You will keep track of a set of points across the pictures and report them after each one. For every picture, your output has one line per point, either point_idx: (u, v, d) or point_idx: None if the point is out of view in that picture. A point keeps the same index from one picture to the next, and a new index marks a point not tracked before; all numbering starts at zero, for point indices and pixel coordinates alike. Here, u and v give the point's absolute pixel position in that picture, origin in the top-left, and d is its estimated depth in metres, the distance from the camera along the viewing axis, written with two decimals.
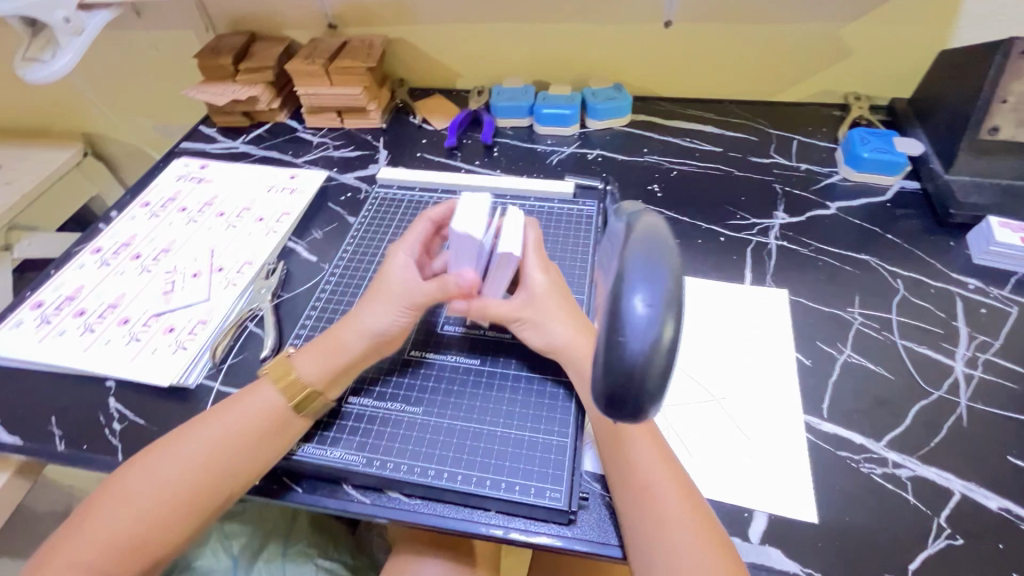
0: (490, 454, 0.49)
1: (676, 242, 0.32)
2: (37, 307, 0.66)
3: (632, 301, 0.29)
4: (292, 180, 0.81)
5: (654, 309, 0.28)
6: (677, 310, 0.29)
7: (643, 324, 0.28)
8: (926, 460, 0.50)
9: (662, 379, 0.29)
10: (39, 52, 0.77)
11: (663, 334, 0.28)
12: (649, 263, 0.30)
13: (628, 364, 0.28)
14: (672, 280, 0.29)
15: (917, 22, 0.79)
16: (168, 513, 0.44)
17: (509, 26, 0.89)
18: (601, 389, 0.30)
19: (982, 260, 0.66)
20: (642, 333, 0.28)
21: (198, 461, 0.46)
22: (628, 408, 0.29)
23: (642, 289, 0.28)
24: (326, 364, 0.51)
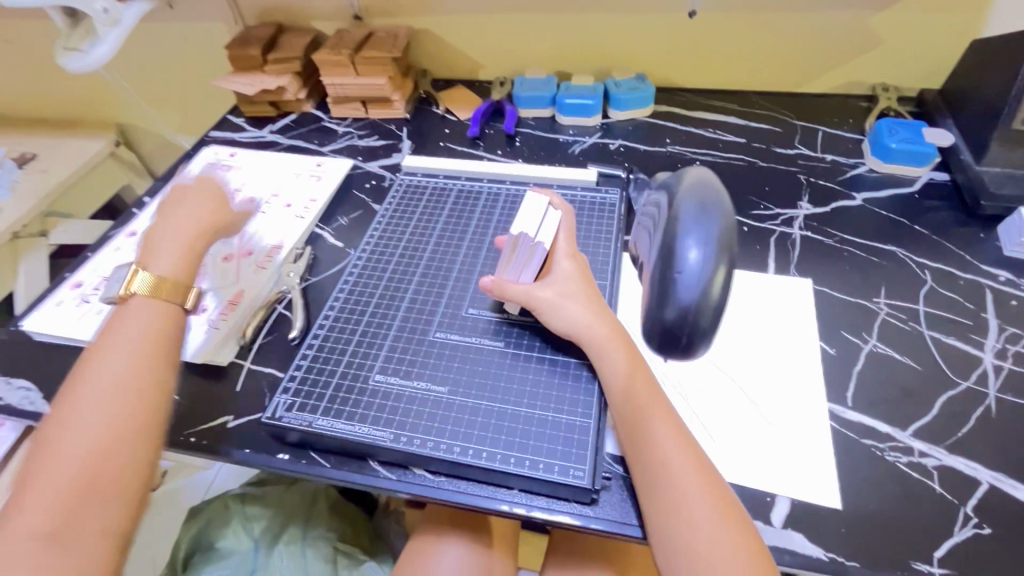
0: (514, 434, 0.50)
1: (730, 204, 0.44)
2: (77, 287, 0.68)
3: (689, 251, 0.41)
4: (318, 168, 0.83)
5: (704, 256, 0.40)
6: (723, 256, 0.41)
7: (697, 268, 0.40)
8: (953, 450, 0.49)
9: (714, 315, 0.41)
10: (78, 42, 0.79)
11: (715, 275, 0.40)
12: (701, 218, 0.42)
13: (686, 300, 0.40)
14: (722, 231, 0.41)
15: (949, 10, 0.78)
16: (109, 441, 0.42)
17: (532, 17, 0.89)
18: (663, 324, 0.41)
19: (1013, 252, 0.65)
20: (699, 272, 0.40)
21: (123, 388, 0.45)
22: (684, 340, 0.41)
23: (697, 239, 0.41)
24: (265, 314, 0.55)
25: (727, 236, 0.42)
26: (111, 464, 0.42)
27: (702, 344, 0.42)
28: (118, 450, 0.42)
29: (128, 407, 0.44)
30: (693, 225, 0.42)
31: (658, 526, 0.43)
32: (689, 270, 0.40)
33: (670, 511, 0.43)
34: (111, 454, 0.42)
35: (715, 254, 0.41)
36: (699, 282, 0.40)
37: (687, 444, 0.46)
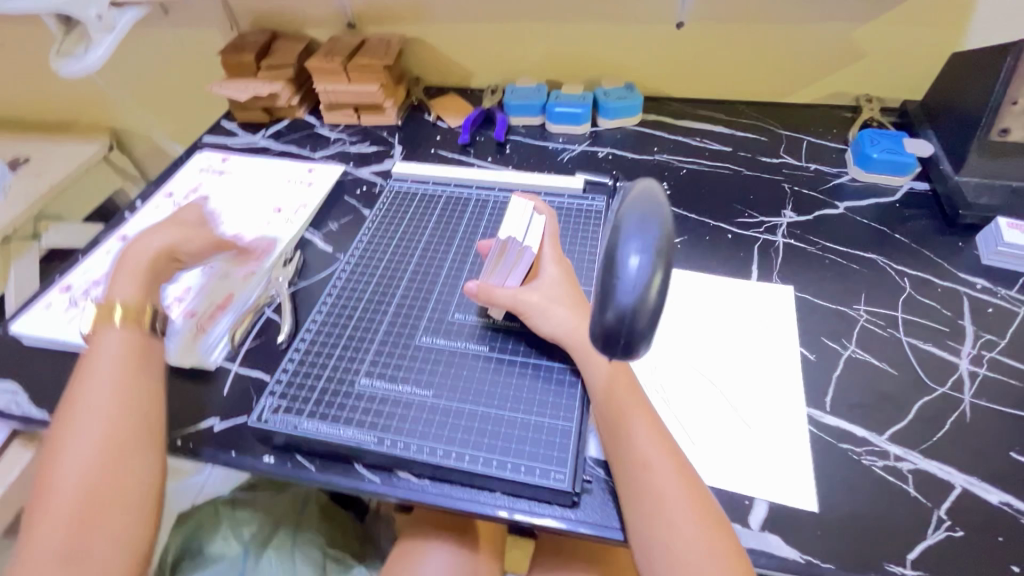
0: (498, 437, 0.51)
1: (665, 205, 0.41)
2: (66, 290, 0.68)
3: (627, 257, 0.37)
4: (309, 174, 0.84)
5: (644, 262, 0.37)
6: (663, 264, 0.37)
7: (635, 273, 0.37)
8: (928, 454, 0.50)
9: (651, 322, 0.37)
10: (72, 47, 0.80)
11: (653, 280, 0.36)
12: (642, 227, 0.39)
13: (623, 304, 0.36)
14: (661, 232, 0.38)
15: (929, 24, 0.80)
16: (105, 473, 0.45)
17: (523, 26, 0.90)
18: (599, 328, 0.38)
19: (991, 260, 0.66)
20: (636, 280, 0.36)
21: (106, 423, 0.47)
22: (621, 341, 0.37)
23: (635, 243, 0.38)
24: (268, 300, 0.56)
25: (670, 244, 0.39)
26: (108, 490, 0.45)
27: (643, 348, 0.38)
28: (113, 478, 0.45)
29: (118, 440, 0.47)
30: (634, 232, 0.39)
31: (636, 528, 0.44)
32: (625, 276, 0.37)
33: (649, 513, 0.44)
34: (105, 481, 0.45)
35: (654, 260, 0.37)
36: (635, 288, 0.36)
37: (667, 446, 0.47)
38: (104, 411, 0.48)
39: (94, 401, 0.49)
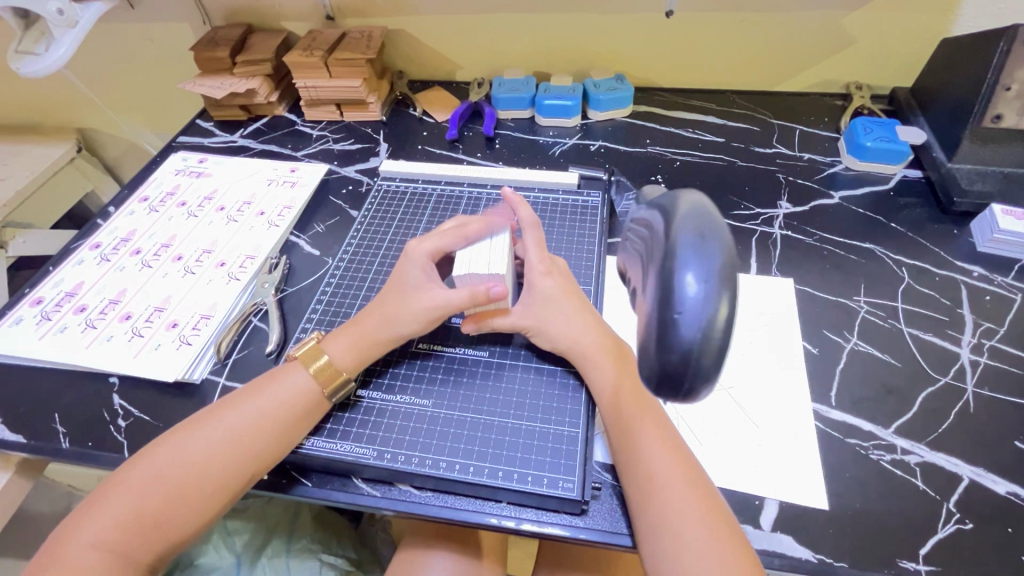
0: (501, 446, 0.49)
1: (722, 218, 0.34)
2: (37, 303, 0.65)
3: (685, 284, 0.31)
4: (293, 173, 0.81)
5: (707, 288, 0.30)
6: (728, 286, 0.31)
7: (698, 305, 0.30)
8: (935, 446, 0.50)
9: (718, 357, 0.31)
10: (33, 45, 0.76)
11: (718, 312, 0.31)
12: (700, 243, 0.32)
13: (685, 345, 0.31)
14: (723, 255, 0.31)
15: (919, 10, 0.79)
16: (181, 505, 0.44)
17: (510, 17, 0.88)
18: (658, 370, 0.32)
19: (986, 248, 0.66)
20: (698, 312, 0.30)
21: (210, 451, 0.45)
22: (684, 387, 0.32)
23: (693, 269, 0.31)
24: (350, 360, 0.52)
25: (732, 260, 0.32)
26: (172, 523, 0.44)
27: (706, 389, 0.32)
28: (185, 512, 0.44)
29: (213, 481, 0.45)
30: (692, 259, 0.31)
31: (648, 536, 0.43)
32: (687, 313, 0.31)
33: (658, 522, 0.42)
34: (177, 512, 0.44)
35: (718, 291, 0.31)
36: (701, 321, 0.30)
37: (675, 452, 0.46)
38: (217, 439, 0.46)
39: (221, 425, 0.47)
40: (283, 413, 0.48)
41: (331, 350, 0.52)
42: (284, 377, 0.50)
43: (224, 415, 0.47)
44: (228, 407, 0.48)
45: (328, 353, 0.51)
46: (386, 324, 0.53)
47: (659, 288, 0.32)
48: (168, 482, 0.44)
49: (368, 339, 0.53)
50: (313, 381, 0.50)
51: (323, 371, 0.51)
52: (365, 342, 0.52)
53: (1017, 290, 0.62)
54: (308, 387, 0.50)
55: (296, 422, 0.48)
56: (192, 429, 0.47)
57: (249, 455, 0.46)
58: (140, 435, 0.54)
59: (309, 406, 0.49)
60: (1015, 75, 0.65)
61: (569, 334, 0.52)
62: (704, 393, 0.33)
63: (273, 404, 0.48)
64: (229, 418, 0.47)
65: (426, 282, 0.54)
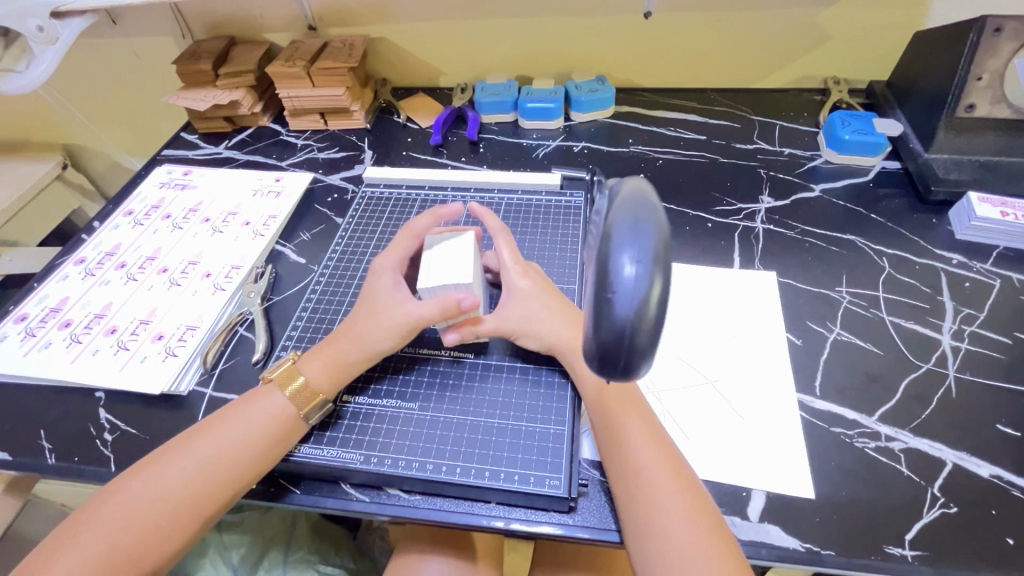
0: (486, 446, 0.49)
1: (661, 202, 0.34)
2: (22, 320, 0.64)
3: (620, 266, 0.31)
4: (277, 183, 0.81)
5: (641, 269, 0.31)
6: (662, 266, 0.31)
7: (632, 285, 0.31)
8: (918, 432, 0.51)
9: (653, 337, 0.31)
10: (14, 62, 0.76)
11: (651, 291, 0.31)
12: (635, 226, 0.32)
13: (619, 323, 0.31)
14: (657, 239, 0.32)
15: (892, 5, 0.80)
16: (171, 520, 0.44)
17: (490, 22, 0.88)
18: (596, 348, 0.32)
19: (965, 235, 0.67)
20: (632, 292, 0.30)
21: (201, 467, 0.46)
22: (620, 365, 0.32)
23: (628, 250, 0.31)
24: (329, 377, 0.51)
25: (667, 242, 0.32)
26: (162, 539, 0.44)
27: (645, 367, 0.33)
28: (174, 528, 0.44)
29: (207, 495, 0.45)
30: (626, 240, 0.31)
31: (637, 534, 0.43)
32: (615, 288, 0.31)
33: (644, 522, 0.43)
34: (167, 528, 0.44)
35: (650, 273, 0.31)
36: (635, 301, 0.30)
37: (659, 449, 0.46)
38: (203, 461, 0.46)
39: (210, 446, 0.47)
40: (259, 440, 0.47)
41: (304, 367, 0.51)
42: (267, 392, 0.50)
43: (211, 433, 0.47)
44: (218, 423, 0.48)
45: (303, 374, 0.51)
46: (362, 343, 0.51)
47: (597, 269, 0.32)
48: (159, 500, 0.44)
49: (341, 357, 0.51)
50: (286, 408, 0.49)
51: (300, 393, 0.50)
52: (343, 361, 0.51)
53: (997, 276, 0.62)
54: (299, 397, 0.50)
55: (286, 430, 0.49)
56: (181, 448, 0.47)
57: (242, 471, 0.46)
58: (127, 447, 0.54)
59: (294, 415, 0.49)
60: (985, 65, 0.67)
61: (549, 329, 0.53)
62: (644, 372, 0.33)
63: (248, 432, 0.48)
64: (218, 435, 0.47)
65: (396, 294, 0.53)
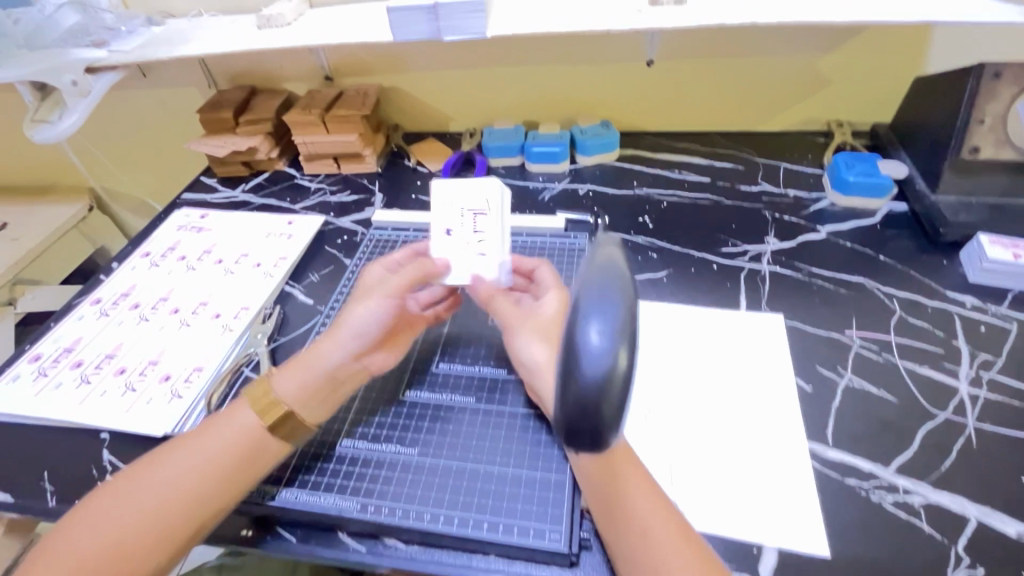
0: (488, 493, 0.48)
1: (631, 271, 0.34)
2: (35, 360, 0.66)
3: (587, 335, 0.31)
4: (290, 226, 0.83)
5: (607, 340, 0.31)
6: (629, 338, 0.31)
7: (597, 355, 0.31)
8: (937, 485, 0.48)
9: (619, 407, 0.31)
10: (48, 113, 0.80)
11: (617, 362, 0.31)
12: (601, 295, 0.32)
13: (584, 394, 0.31)
14: (624, 310, 0.32)
15: (890, 50, 0.82)
16: (177, 518, 0.44)
17: (498, 71, 0.92)
18: (562, 419, 0.32)
19: (977, 278, 0.65)
20: (596, 362, 0.30)
21: (207, 464, 0.46)
22: (587, 436, 0.32)
23: (595, 320, 0.31)
24: (304, 385, 0.49)
25: (634, 312, 0.32)
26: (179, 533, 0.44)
27: (614, 438, 0.32)
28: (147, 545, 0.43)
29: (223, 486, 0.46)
30: (591, 314, 0.32)
31: None
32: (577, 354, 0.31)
33: None
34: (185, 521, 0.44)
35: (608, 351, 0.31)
36: (601, 372, 0.30)
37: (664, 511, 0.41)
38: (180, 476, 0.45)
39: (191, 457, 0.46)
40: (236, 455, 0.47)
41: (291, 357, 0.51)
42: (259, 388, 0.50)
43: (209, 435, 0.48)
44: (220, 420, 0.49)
45: (276, 386, 0.49)
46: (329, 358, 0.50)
47: (565, 339, 0.32)
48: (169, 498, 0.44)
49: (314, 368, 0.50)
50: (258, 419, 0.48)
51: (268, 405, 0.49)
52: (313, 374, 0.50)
53: (1013, 320, 0.61)
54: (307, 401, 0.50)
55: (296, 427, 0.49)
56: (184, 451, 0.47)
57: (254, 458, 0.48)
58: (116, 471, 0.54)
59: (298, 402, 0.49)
60: (987, 108, 0.67)
61: (536, 356, 0.50)
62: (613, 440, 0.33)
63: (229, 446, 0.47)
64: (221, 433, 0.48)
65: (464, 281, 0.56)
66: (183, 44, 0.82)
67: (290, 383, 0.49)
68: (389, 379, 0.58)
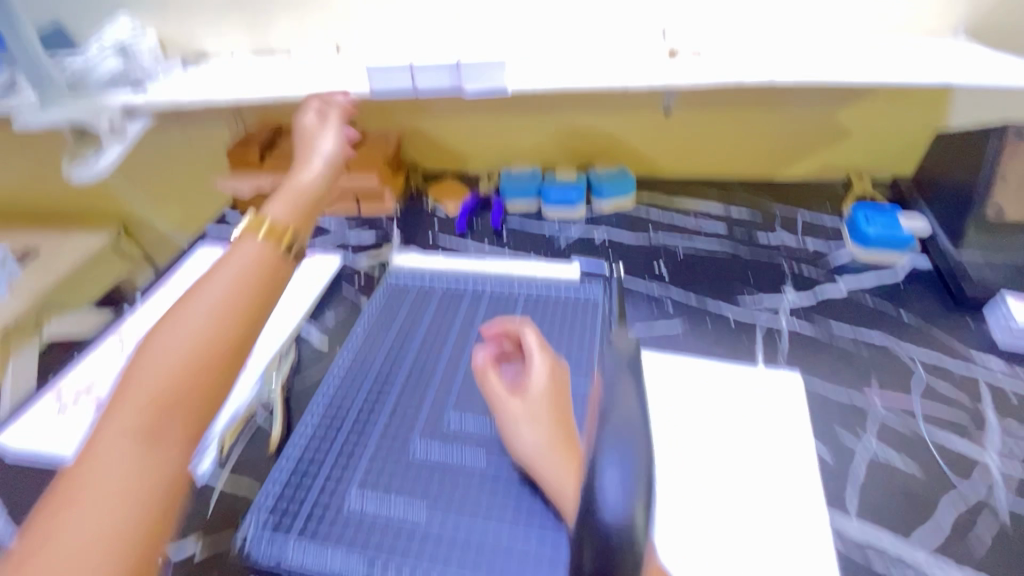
0: (497, 561, 0.47)
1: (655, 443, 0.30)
2: (58, 395, 0.67)
3: (604, 487, 0.28)
4: (308, 266, 0.84)
5: (626, 497, 0.27)
6: (649, 489, 0.28)
7: (617, 507, 0.27)
8: (967, 567, 0.46)
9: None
10: (84, 153, 0.84)
11: (639, 518, 0.27)
12: (622, 449, 0.29)
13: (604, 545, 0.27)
14: (645, 461, 0.29)
15: (909, 104, 0.82)
16: (112, 558, 0.32)
17: (516, 118, 0.95)
18: None
19: (1005, 341, 0.64)
20: (617, 508, 0.27)
21: (132, 465, 0.35)
22: None
23: (614, 477, 0.28)
24: (164, 376, 0.38)
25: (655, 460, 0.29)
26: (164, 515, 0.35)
27: None
28: None
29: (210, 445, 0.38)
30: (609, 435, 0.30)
31: None
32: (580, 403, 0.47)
33: None
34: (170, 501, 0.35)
35: (638, 476, 0.28)
36: (624, 519, 0.27)
37: None
38: (93, 488, 0.33)
39: (93, 460, 0.34)
40: (150, 426, 0.36)
41: (174, 329, 0.40)
42: (132, 394, 0.37)
43: (107, 442, 0.35)
44: (92, 442, 0.35)
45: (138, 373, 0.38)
46: (189, 337, 0.39)
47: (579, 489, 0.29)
48: (84, 557, 0.31)
49: (176, 357, 0.38)
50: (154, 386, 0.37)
51: (152, 394, 0.37)
52: (176, 358, 0.38)
53: None
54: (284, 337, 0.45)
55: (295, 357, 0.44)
56: (65, 487, 0.34)
57: (170, 478, 0.35)
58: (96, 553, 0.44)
59: (196, 408, 0.38)
60: (1011, 167, 0.67)
61: (528, 441, 0.48)
62: None
63: (140, 432, 0.36)
64: (102, 451, 0.34)
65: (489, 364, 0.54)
66: (214, 88, 0.85)
67: (154, 373, 0.38)
68: (401, 432, 0.57)
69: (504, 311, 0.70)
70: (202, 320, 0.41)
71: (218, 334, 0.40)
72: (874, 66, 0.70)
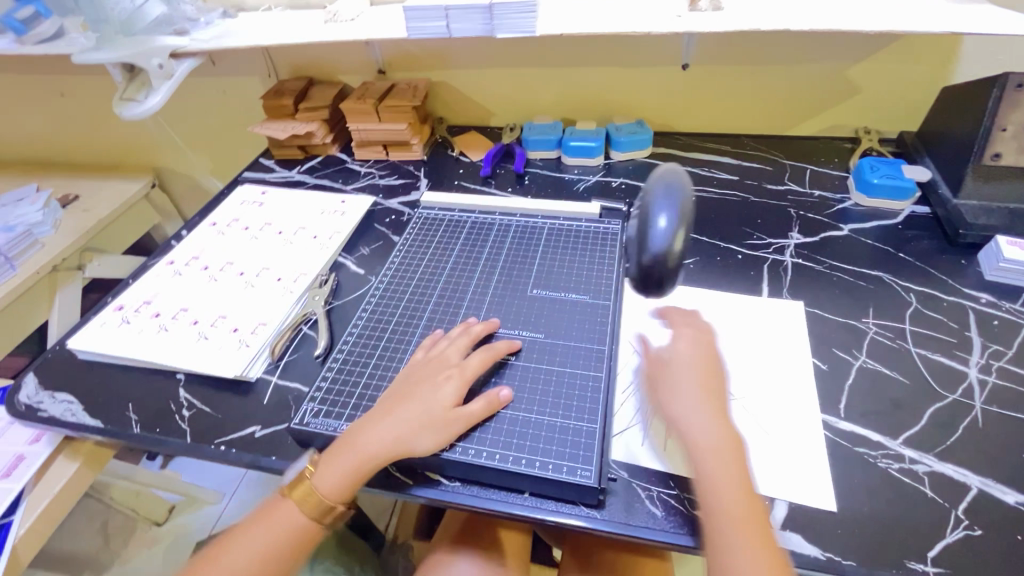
0: (527, 436, 0.52)
1: (689, 186, 0.56)
2: (119, 309, 0.73)
3: (657, 221, 0.53)
4: (342, 204, 0.89)
5: (669, 226, 0.53)
6: (684, 224, 0.54)
7: (663, 233, 0.53)
8: (943, 457, 0.52)
9: (674, 264, 0.54)
10: (135, 93, 0.89)
11: (674, 241, 0.53)
12: (668, 198, 0.55)
13: (657, 251, 0.53)
14: (680, 206, 0.54)
15: (918, 61, 0.86)
16: None
17: (539, 71, 0.99)
18: (641, 273, 0.55)
19: (993, 276, 0.69)
20: (661, 237, 0.53)
21: (273, 542, 0.50)
22: (657, 280, 0.55)
23: (662, 213, 0.53)
24: (340, 473, 0.50)
25: (688, 206, 0.55)
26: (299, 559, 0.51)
27: (668, 285, 0.56)
28: None
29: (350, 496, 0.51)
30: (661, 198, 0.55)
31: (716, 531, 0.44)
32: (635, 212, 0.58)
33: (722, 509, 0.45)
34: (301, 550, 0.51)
35: (678, 214, 0.54)
36: (664, 240, 0.53)
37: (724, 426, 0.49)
38: (257, 546, 0.50)
39: (259, 528, 0.51)
40: (290, 549, 0.50)
41: (287, 517, 0.51)
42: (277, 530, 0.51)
43: (280, 511, 0.52)
44: (270, 512, 0.52)
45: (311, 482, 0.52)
46: (351, 448, 0.51)
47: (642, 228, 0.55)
48: None
49: (335, 464, 0.51)
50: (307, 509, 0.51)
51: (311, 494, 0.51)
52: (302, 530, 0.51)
53: None
54: (384, 415, 0.52)
55: (410, 433, 0.51)
56: (238, 536, 0.51)
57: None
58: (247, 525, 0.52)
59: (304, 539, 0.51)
60: (1010, 117, 0.70)
61: (689, 417, 0.50)
62: (667, 287, 0.56)
63: (288, 526, 0.51)
64: (264, 522, 0.51)
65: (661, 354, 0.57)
66: (256, 35, 0.90)
67: (329, 476, 0.51)
68: None
69: (529, 241, 0.75)
70: (300, 536, 0.51)
71: (354, 467, 0.50)
72: (884, 18, 0.73)
